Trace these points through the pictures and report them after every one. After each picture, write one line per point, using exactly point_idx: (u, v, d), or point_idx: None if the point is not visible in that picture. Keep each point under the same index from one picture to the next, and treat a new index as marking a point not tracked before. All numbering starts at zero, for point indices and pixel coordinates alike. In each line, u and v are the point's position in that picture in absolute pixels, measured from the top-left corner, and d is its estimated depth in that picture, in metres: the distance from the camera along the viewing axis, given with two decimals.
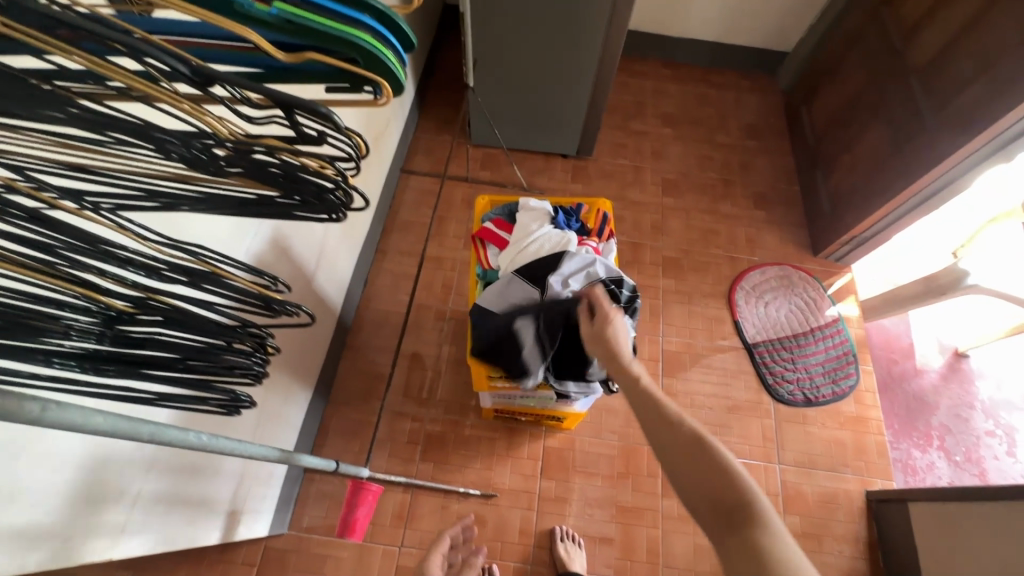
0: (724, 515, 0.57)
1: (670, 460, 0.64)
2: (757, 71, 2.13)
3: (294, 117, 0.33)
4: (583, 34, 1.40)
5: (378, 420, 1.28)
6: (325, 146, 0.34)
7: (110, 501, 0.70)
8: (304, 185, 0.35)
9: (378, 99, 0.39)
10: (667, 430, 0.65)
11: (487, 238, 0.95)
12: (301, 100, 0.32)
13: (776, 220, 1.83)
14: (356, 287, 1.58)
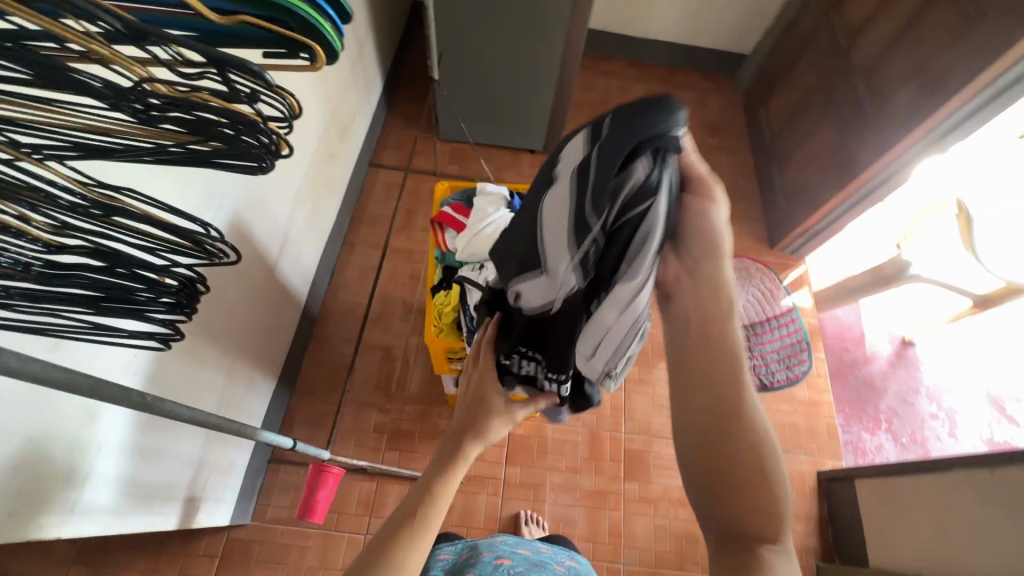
0: (732, 527, 0.51)
1: (692, 441, 0.55)
2: (717, 73, 2.21)
3: (226, 74, 0.34)
4: (546, 32, 1.44)
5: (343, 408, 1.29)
6: (258, 104, 0.36)
7: (61, 479, 0.69)
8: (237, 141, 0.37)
9: (315, 63, 0.40)
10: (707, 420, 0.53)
11: (445, 222, 0.97)
12: (234, 57, 0.33)
13: (735, 214, 1.90)
14: (323, 279, 1.58)
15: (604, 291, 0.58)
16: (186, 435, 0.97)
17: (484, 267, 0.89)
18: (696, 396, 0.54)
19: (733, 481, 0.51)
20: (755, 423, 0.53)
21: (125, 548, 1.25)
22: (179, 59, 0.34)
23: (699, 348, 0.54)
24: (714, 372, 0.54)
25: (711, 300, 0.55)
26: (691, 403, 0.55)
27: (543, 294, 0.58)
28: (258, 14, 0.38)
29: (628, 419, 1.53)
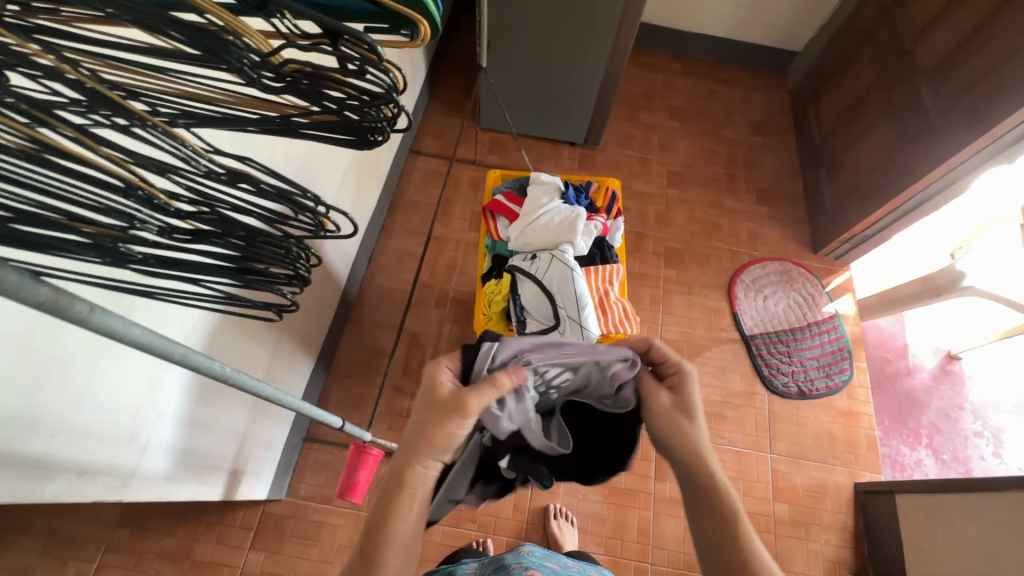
0: None
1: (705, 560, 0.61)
2: (765, 70, 2.14)
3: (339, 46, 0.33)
4: (597, 23, 1.41)
5: (380, 391, 1.30)
6: (366, 78, 0.35)
7: (123, 446, 0.71)
8: (339, 113, 0.37)
9: (416, 40, 0.39)
10: (706, 522, 0.62)
11: (498, 210, 0.96)
12: (353, 30, 0.32)
13: (778, 215, 1.85)
14: (361, 264, 1.59)
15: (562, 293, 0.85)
16: (232, 410, 0.99)
17: (537, 257, 0.89)
18: (714, 557, 0.60)
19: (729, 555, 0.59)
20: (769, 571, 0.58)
21: (166, 516, 1.30)
22: (295, 30, 0.34)
23: (705, 514, 0.62)
24: (715, 530, 0.61)
25: (689, 467, 0.64)
26: (712, 562, 0.60)
27: (545, 239, 0.89)
28: None
29: None
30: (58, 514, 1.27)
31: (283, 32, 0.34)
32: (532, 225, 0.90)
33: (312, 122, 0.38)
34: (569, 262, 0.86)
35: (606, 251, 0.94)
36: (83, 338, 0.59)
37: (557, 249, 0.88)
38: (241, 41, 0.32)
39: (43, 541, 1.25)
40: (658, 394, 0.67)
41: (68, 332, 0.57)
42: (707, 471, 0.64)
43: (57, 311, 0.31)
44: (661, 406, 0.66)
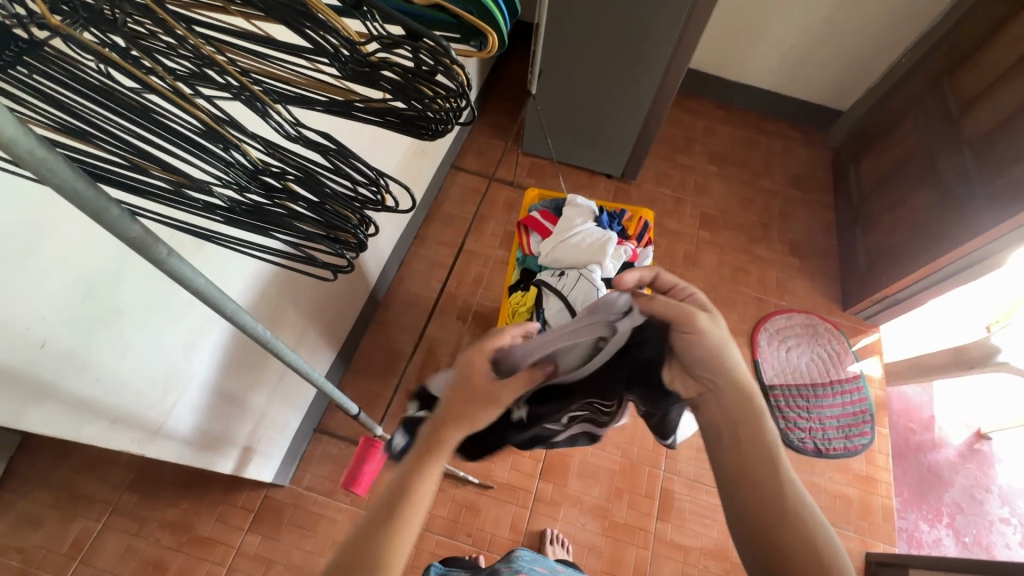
0: (765, 521, 0.58)
1: (742, 499, 0.60)
2: (808, 126, 2.16)
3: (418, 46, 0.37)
4: (646, 64, 1.46)
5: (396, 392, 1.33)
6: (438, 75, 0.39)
7: (156, 402, 0.75)
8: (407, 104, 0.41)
9: (479, 53, 0.43)
10: (747, 460, 0.61)
11: (532, 226, 1.00)
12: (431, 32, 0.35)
13: (809, 269, 1.84)
14: (392, 268, 1.65)
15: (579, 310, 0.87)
16: (255, 388, 1.03)
17: (564, 274, 0.91)
18: (745, 499, 0.60)
19: (768, 494, 0.59)
20: (806, 514, 0.58)
21: (171, 487, 1.33)
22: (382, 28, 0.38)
23: (748, 450, 0.61)
24: (757, 468, 0.60)
25: (738, 400, 0.63)
26: (744, 502, 0.60)
27: (573, 258, 0.92)
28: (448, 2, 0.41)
29: (669, 460, 1.48)
30: (74, 471, 1.33)
31: (370, 30, 0.38)
32: (560, 244, 0.93)
33: (381, 112, 0.41)
34: (594, 281, 0.88)
35: None
36: (140, 293, 0.64)
37: (585, 268, 0.91)
38: (338, 33, 0.36)
39: (55, 495, 1.30)
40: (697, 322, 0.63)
41: (128, 284, 0.62)
42: (752, 406, 0.63)
43: (142, 250, 0.35)
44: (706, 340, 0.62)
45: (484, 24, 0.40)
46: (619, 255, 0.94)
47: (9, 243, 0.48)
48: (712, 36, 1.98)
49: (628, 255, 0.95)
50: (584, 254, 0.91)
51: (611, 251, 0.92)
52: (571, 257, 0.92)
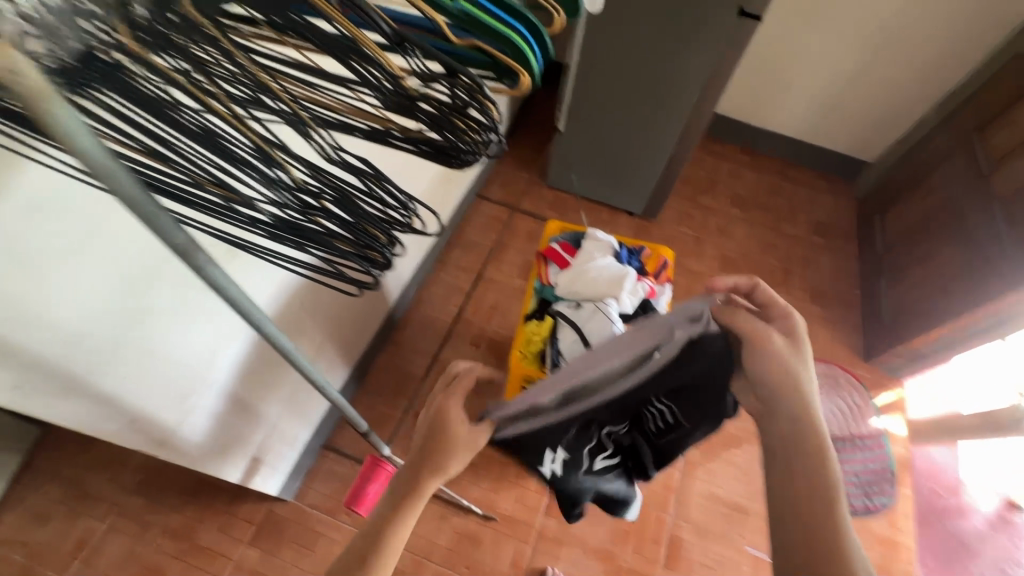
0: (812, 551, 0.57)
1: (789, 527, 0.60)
2: (833, 175, 2.16)
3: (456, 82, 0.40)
4: (672, 108, 1.50)
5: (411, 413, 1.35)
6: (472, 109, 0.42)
7: (174, 405, 0.77)
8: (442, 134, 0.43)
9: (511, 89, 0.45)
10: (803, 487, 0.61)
11: (551, 257, 1.01)
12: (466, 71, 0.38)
13: (831, 318, 1.81)
14: (411, 290, 1.67)
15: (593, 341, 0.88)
16: (270, 399, 1.04)
17: (581, 306, 0.92)
18: (794, 528, 0.59)
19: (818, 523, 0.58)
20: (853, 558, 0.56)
21: (177, 493, 1.34)
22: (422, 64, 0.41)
23: (797, 481, 0.61)
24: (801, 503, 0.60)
25: (804, 434, 0.63)
26: (792, 531, 0.59)
27: (590, 291, 0.93)
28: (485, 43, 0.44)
29: (679, 505, 1.44)
30: (86, 469, 1.35)
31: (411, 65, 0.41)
32: (579, 276, 0.94)
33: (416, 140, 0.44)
34: (610, 314, 0.88)
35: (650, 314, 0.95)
36: (173, 301, 0.67)
37: (601, 301, 0.91)
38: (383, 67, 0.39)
39: (65, 491, 1.32)
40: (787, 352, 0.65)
41: (162, 291, 0.64)
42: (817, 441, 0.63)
43: (183, 254, 0.37)
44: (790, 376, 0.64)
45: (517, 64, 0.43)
46: (637, 291, 0.94)
47: (60, 243, 0.51)
48: (739, 83, 2.02)
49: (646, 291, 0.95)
50: (601, 288, 0.92)
51: (629, 286, 0.92)
52: (588, 289, 0.93)
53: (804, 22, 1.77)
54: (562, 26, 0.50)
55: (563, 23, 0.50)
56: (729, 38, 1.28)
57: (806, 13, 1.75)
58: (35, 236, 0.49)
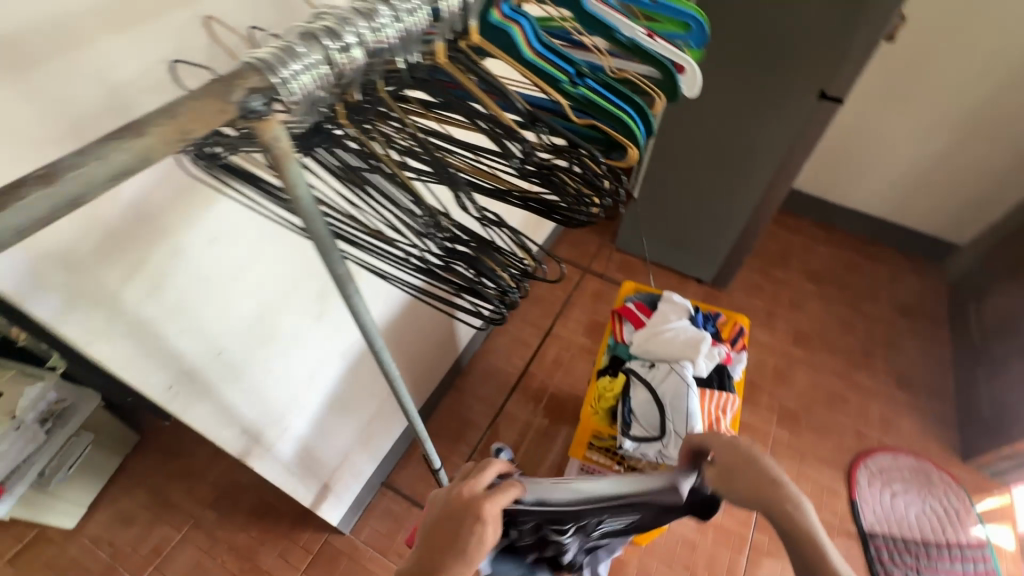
0: None
1: None
2: (920, 256, 2.07)
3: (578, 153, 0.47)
4: (748, 182, 1.52)
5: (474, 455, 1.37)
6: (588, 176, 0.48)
7: (275, 423, 0.85)
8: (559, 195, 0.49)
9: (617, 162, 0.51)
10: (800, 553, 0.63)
11: (626, 315, 1.04)
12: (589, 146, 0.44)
13: (920, 408, 1.67)
14: (479, 339, 1.73)
15: (668, 399, 0.89)
16: (347, 429, 1.10)
17: (655, 366, 0.94)
18: None
19: None
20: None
21: (245, 513, 1.40)
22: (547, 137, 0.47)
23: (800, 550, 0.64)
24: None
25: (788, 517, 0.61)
26: None
27: (665, 351, 0.95)
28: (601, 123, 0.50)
29: None
30: (171, 479, 1.46)
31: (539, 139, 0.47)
32: (654, 336, 0.97)
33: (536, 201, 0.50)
34: (685, 375, 0.90)
35: (726, 379, 0.96)
36: (293, 323, 0.76)
37: (676, 363, 0.93)
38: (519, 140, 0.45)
39: (150, 498, 1.42)
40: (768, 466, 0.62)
41: (287, 315, 0.74)
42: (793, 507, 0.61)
43: (340, 283, 0.44)
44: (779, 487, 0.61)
45: (628, 141, 0.49)
46: (712, 356, 0.95)
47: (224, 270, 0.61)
48: (817, 160, 2.02)
49: (721, 357, 0.96)
50: (677, 348, 0.95)
51: (706, 350, 0.94)
52: (664, 349, 0.96)
53: (888, 104, 1.79)
54: (661, 109, 0.57)
55: (661, 106, 0.57)
56: (810, 120, 1.31)
57: (889, 95, 1.76)
58: (217, 259, 0.59)
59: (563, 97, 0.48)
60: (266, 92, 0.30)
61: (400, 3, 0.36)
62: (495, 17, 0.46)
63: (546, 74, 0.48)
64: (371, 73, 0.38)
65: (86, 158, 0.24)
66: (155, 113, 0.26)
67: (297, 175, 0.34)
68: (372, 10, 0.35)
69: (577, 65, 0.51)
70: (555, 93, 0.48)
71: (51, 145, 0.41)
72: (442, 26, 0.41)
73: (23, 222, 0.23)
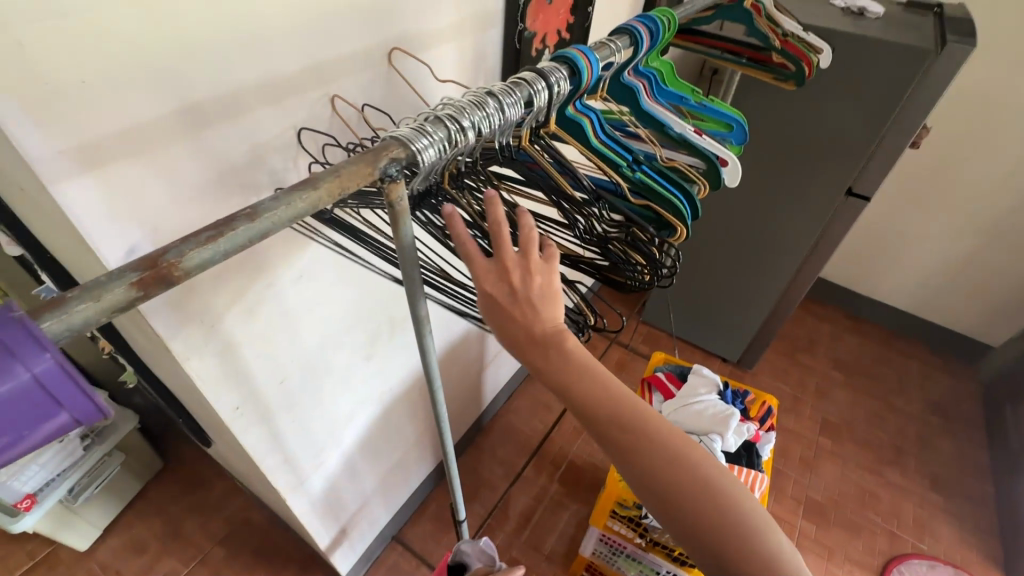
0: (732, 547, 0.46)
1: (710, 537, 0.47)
2: (952, 355, 2.05)
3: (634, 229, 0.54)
4: (775, 267, 1.57)
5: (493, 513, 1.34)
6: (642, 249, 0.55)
7: (311, 456, 0.88)
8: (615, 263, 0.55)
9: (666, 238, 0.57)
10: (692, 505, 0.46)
11: (655, 384, 1.07)
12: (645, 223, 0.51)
13: (957, 514, 1.59)
14: (501, 398, 1.75)
15: None
16: (371, 474, 1.11)
17: None
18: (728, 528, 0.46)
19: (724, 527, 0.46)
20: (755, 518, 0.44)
21: (253, 554, 1.39)
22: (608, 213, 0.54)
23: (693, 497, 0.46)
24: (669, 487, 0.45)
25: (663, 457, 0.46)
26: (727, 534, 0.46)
27: (694, 423, 0.96)
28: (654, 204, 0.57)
29: None
30: (186, 510, 1.46)
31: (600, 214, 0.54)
32: (684, 408, 0.99)
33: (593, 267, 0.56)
34: (714, 449, 0.91)
35: (754, 458, 0.96)
36: (343, 361, 0.82)
37: (705, 436, 0.94)
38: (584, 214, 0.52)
39: (163, 528, 1.42)
40: (559, 308, 0.45)
41: (340, 353, 0.80)
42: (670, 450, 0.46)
43: (418, 323, 0.48)
44: (567, 336, 0.45)
45: (678, 221, 0.56)
46: (740, 433, 0.96)
47: (299, 304, 0.67)
48: (843, 252, 2.08)
49: (749, 436, 0.97)
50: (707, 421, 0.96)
51: (735, 426, 0.95)
52: (694, 421, 0.96)
53: (911, 204, 1.86)
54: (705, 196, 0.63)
55: (705, 193, 0.63)
56: (836, 212, 1.38)
57: (913, 197, 1.84)
58: (298, 295, 0.66)
59: (622, 181, 0.56)
60: (401, 160, 0.37)
61: (505, 98, 0.44)
62: (571, 110, 0.54)
63: (609, 160, 0.56)
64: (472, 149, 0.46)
65: (280, 203, 0.30)
66: (324, 172, 0.33)
67: (408, 229, 0.40)
68: (482, 102, 0.43)
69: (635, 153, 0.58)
70: (617, 176, 0.56)
71: (205, 188, 0.50)
72: (532, 117, 0.49)
73: (228, 249, 0.29)
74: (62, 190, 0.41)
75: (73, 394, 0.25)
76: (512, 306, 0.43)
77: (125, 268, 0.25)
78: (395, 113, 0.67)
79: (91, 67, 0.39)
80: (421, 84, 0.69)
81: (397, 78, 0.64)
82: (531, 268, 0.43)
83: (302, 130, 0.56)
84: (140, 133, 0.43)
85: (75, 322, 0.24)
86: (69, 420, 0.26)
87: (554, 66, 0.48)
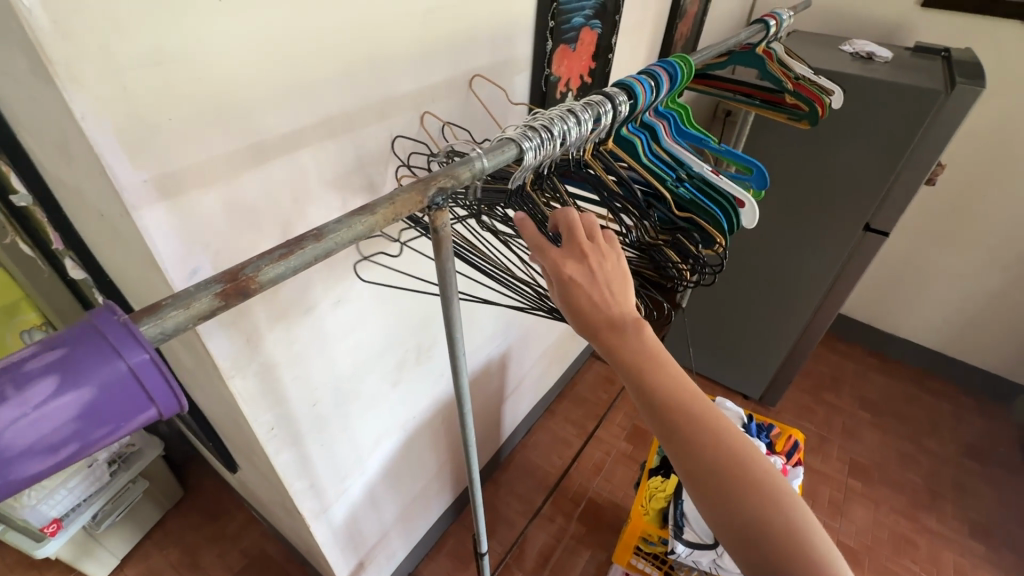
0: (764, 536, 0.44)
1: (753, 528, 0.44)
2: (983, 395, 1.99)
3: (679, 236, 0.61)
4: (794, 302, 1.57)
5: (513, 549, 1.31)
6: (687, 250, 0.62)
7: (337, 483, 0.89)
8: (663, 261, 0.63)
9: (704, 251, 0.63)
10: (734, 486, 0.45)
11: None
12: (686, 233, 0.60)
13: (1000, 564, 1.51)
14: (520, 432, 1.73)
15: None
16: (392, 504, 1.11)
17: None
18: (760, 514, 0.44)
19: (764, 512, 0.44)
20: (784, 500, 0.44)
21: None
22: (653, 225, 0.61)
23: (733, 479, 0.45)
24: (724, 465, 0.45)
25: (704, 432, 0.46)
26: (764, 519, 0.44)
27: None
28: (700, 214, 0.61)
29: None
30: (203, 540, 1.46)
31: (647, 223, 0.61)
32: None
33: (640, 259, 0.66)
34: None
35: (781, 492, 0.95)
36: (372, 387, 0.84)
37: None
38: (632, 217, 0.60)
39: (180, 559, 1.41)
40: (630, 293, 0.49)
41: (369, 379, 0.83)
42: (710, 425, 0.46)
43: (452, 345, 0.51)
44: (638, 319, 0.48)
45: (719, 233, 0.61)
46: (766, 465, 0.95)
47: (334, 327, 0.71)
48: (864, 288, 2.07)
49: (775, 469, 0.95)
50: None
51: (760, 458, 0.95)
52: None
53: (931, 241, 1.86)
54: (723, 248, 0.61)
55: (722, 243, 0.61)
56: (854, 247, 1.39)
57: (933, 234, 1.84)
58: (334, 321, 0.70)
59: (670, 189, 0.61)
60: (448, 190, 0.41)
61: (581, 114, 0.52)
62: (624, 131, 0.62)
63: (656, 174, 0.62)
64: (551, 159, 0.53)
65: (341, 225, 0.35)
66: (379, 200, 0.37)
67: (450, 254, 0.43)
68: (565, 116, 0.51)
69: (681, 169, 0.64)
70: (664, 188, 0.60)
71: (263, 217, 0.55)
72: (597, 133, 0.56)
73: (297, 265, 0.34)
74: (143, 217, 0.46)
75: (162, 390, 0.30)
76: (591, 286, 0.47)
77: (210, 280, 0.31)
78: (466, 130, 0.76)
79: (175, 105, 0.43)
80: (496, 106, 0.80)
81: (476, 100, 0.76)
82: (601, 252, 0.49)
83: (397, 137, 0.65)
84: (212, 167, 0.48)
85: (168, 326, 0.30)
86: (156, 414, 0.31)
87: (616, 91, 0.56)
